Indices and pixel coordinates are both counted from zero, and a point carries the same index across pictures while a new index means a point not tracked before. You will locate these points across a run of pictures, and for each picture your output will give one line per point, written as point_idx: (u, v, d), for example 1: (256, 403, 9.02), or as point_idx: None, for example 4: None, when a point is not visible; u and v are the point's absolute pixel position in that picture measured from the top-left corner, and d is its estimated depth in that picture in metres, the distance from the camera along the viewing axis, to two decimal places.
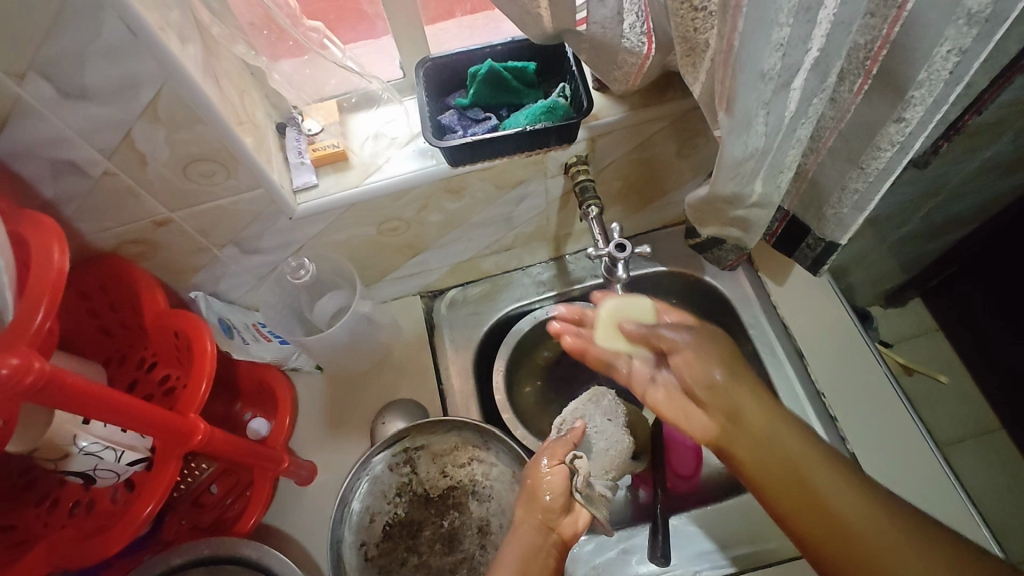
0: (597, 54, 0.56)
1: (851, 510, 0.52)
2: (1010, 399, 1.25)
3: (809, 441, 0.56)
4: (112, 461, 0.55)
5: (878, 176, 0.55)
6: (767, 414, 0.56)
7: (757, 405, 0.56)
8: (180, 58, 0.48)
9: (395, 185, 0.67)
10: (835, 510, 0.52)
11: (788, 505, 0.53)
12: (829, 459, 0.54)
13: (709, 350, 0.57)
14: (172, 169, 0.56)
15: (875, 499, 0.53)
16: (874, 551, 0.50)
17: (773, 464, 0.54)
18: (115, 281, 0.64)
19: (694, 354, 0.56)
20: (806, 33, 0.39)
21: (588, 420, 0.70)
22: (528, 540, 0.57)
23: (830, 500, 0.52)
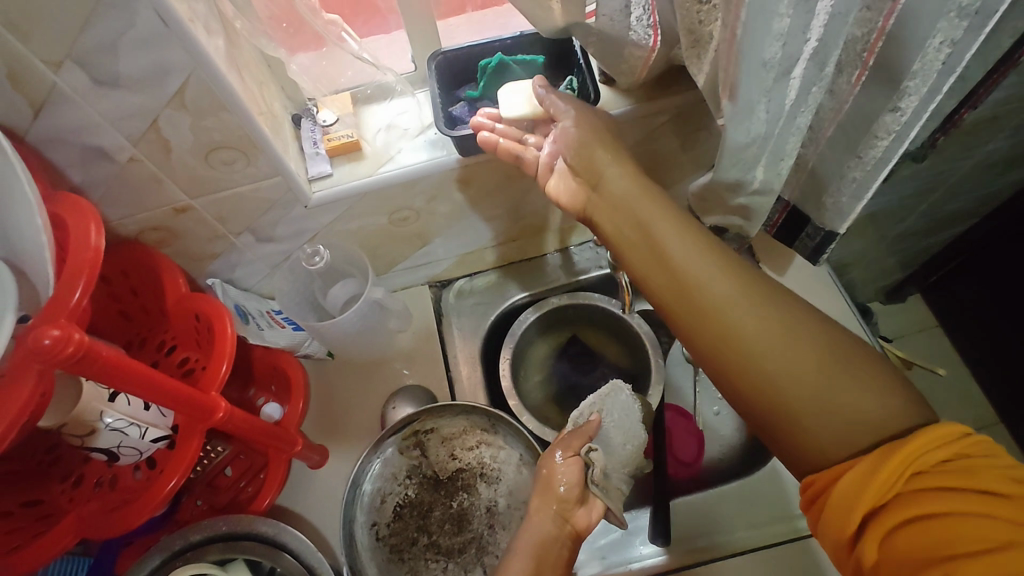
0: (604, 47, 0.58)
1: (810, 372, 0.46)
2: (1008, 392, 1.27)
3: (753, 283, 0.51)
4: (135, 438, 0.57)
5: (875, 165, 0.57)
6: (694, 251, 0.53)
7: (672, 226, 0.55)
8: (207, 49, 0.50)
9: (407, 175, 0.69)
10: (729, 325, 0.50)
11: (680, 318, 0.53)
12: (725, 270, 0.52)
13: (597, 131, 0.61)
14: (195, 156, 0.58)
15: (844, 367, 0.46)
16: (813, 409, 0.45)
17: (664, 278, 0.54)
18: (136, 266, 0.66)
19: (583, 127, 0.61)
20: (805, 23, 0.41)
21: (605, 414, 0.71)
22: (541, 528, 0.59)
23: (766, 349, 0.48)
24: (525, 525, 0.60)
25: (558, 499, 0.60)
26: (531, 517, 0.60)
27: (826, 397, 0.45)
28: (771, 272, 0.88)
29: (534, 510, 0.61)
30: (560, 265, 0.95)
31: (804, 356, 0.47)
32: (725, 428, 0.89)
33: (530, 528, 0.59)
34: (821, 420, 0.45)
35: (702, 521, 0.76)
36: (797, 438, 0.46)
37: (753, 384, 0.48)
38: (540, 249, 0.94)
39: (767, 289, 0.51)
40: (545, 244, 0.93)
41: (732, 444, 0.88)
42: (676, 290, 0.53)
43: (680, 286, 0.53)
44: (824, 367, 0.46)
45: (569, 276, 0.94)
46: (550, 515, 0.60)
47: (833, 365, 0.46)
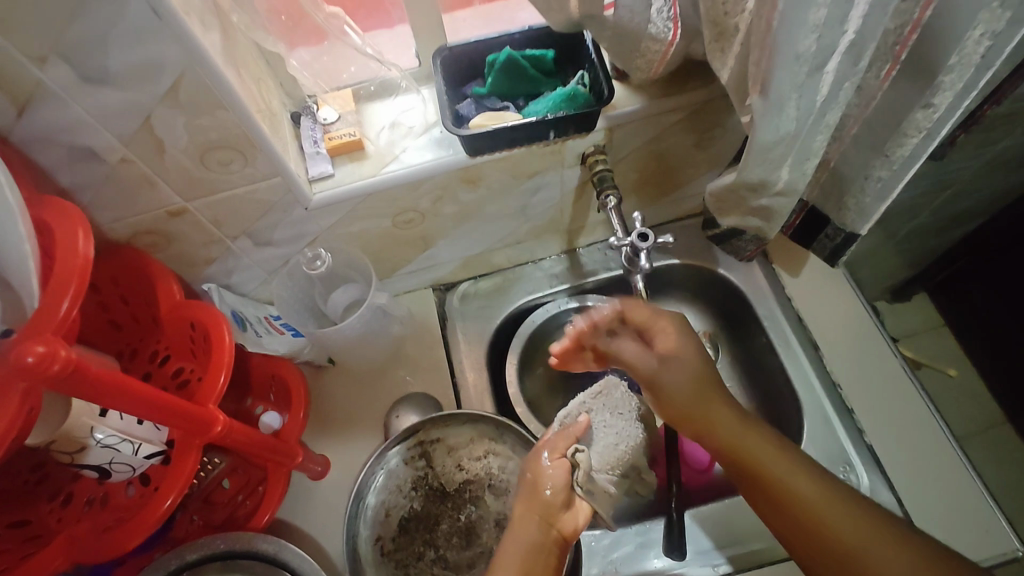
0: (620, 42, 0.55)
1: (847, 528, 0.51)
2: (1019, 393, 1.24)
3: (787, 447, 0.57)
4: (128, 454, 0.54)
5: (903, 164, 0.55)
6: (718, 404, 0.60)
7: (734, 416, 0.59)
8: (202, 43, 0.47)
9: (411, 175, 0.66)
10: (789, 486, 0.54)
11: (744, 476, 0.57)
12: (780, 451, 0.56)
13: (687, 344, 0.64)
14: (190, 157, 0.55)
15: (889, 532, 0.50)
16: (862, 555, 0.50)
17: (728, 447, 0.58)
18: (127, 273, 0.63)
19: (678, 353, 0.63)
20: (844, 13, 0.38)
21: (595, 414, 0.71)
22: (528, 534, 0.55)
23: (815, 500, 0.52)
24: (511, 529, 0.56)
25: (544, 506, 0.57)
26: (516, 521, 0.56)
27: (866, 552, 0.49)
28: (784, 274, 0.86)
29: (520, 514, 0.57)
30: (566, 267, 0.92)
31: (843, 512, 0.51)
32: None
33: (515, 534, 0.56)
34: (852, 558, 0.50)
35: (718, 533, 0.73)
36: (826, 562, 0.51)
37: (791, 510, 0.53)
38: (546, 251, 0.92)
39: (833, 488, 0.53)
40: (551, 246, 0.91)
41: None
42: (726, 457, 0.58)
43: (727, 454, 0.58)
44: (868, 532, 0.50)
45: (576, 278, 0.91)
46: (537, 521, 0.56)
47: (873, 525, 0.50)
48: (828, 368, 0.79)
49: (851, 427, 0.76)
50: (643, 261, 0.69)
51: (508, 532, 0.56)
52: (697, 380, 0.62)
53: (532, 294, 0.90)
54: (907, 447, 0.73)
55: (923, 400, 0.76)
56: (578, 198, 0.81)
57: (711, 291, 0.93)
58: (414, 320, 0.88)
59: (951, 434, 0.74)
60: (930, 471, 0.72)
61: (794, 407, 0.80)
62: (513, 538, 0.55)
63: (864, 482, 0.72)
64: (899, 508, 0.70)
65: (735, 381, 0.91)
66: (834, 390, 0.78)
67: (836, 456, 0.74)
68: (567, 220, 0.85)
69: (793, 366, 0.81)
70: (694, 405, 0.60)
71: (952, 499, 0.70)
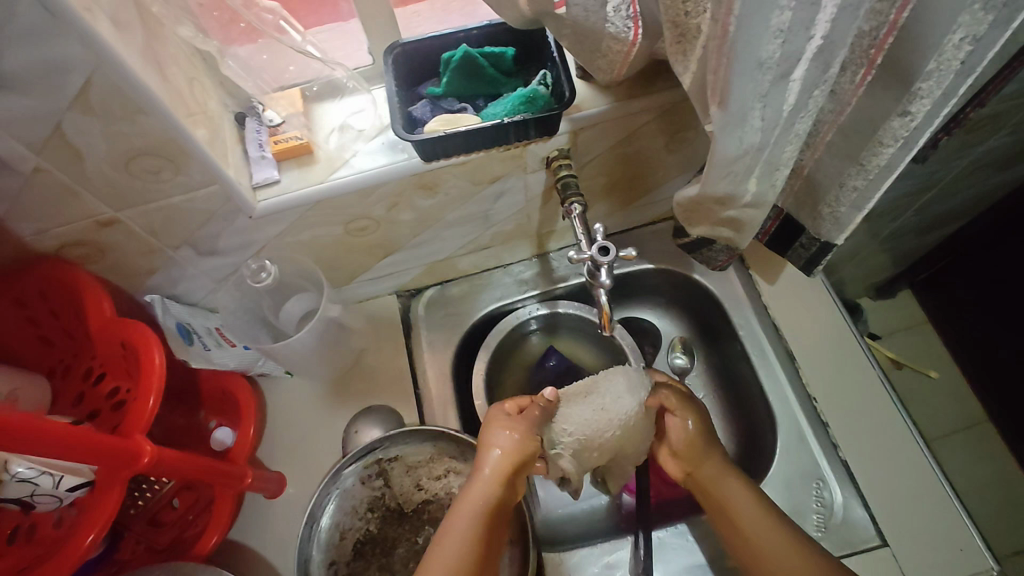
0: (580, 42, 0.51)
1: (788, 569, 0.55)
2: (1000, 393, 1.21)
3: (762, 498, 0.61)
4: (49, 487, 0.50)
5: (879, 174, 0.51)
6: (709, 454, 0.65)
7: (716, 462, 0.65)
8: (112, 42, 0.43)
9: (363, 181, 0.62)
10: (747, 530, 0.59)
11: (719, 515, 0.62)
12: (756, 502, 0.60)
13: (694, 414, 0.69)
14: (113, 165, 0.51)
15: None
16: None
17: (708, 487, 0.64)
18: (53, 287, 0.58)
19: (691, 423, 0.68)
20: (810, 17, 0.35)
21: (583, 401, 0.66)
22: (492, 489, 0.57)
23: (770, 548, 0.57)
24: (477, 480, 0.57)
25: (511, 467, 0.58)
26: (485, 473, 0.57)
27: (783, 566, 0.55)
28: (761, 281, 0.83)
29: (488, 465, 0.58)
30: (537, 272, 0.88)
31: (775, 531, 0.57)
32: None
33: (479, 485, 0.57)
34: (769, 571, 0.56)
35: (689, 553, 0.70)
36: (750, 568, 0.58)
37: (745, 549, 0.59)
38: (515, 255, 0.88)
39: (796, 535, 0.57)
40: (520, 251, 0.87)
41: None
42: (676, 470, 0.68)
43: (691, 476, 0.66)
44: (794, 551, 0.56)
45: (546, 284, 0.87)
46: (500, 474, 0.58)
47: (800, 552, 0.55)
48: (804, 379, 0.76)
49: (826, 441, 0.73)
50: (604, 278, 0.63)
51: (472, 481, 0.57)
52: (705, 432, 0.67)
53: (501, 301, 0.87)
54: (883, 462, 0.71)
55: (900, 413, 0.73)
56: (545, 203, 0.77)
57: (686, 297, 0.90)
58: (377, 329, 0.84)
59: (928, 448, 0.71)
60: (908, 487, 0.69)
61: (768, 419, 0.77)
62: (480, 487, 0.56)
63: (838, 499, 0.70)
64: (873, 526, 0.68)
65: (711, 390, 0.88)
66: (809, 402, 0.75)
67: (809, 471, 0.72)
68: (536, 225, 0.81)
69: (768, 377, 0.78)
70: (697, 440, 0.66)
71: (929, 517, 0.68)
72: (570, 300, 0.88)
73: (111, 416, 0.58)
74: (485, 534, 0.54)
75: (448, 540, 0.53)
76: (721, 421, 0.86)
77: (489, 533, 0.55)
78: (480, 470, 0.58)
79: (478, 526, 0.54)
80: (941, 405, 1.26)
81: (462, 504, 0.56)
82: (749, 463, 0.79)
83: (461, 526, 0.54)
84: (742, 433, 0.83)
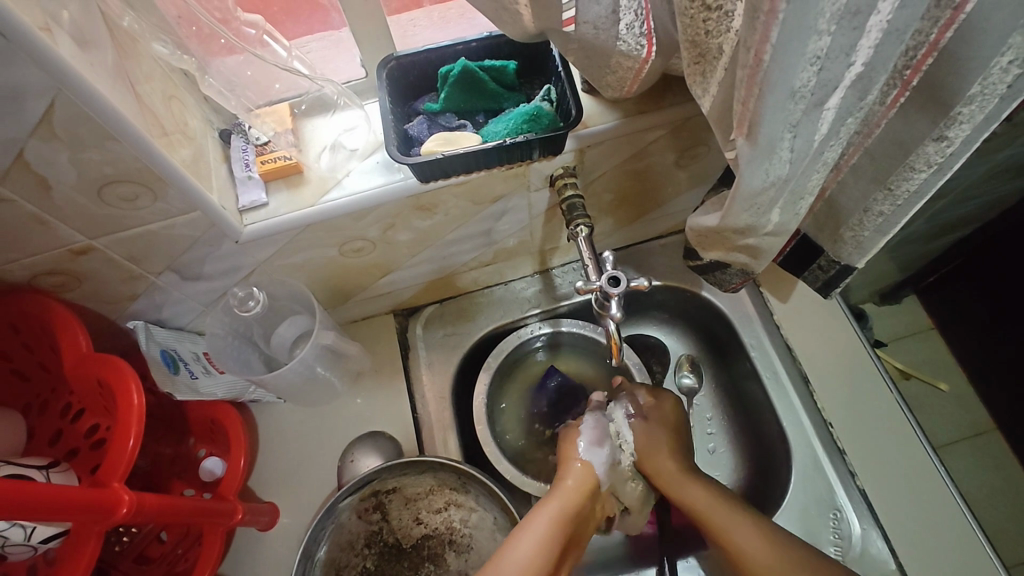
0: (587, 58, 0.47)
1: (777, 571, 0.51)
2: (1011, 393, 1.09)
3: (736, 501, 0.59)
4: (21, 540, 0.47)
5: (909, 200, 0.48)
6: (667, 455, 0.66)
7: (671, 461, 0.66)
8: (73, 63, 0.39)
9: (356, 203, 0.58)
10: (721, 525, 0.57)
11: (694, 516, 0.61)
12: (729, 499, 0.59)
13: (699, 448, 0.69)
14: (85, 192, 0.47)
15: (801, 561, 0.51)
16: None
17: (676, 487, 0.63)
18: (26, 319, 0.55)
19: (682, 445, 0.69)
20: (850, 42, 0.32)
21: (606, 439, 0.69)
22: (577, 496, 0.59)
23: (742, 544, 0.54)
24: (562, 488, 0.60)
25: (592, 485, 0.61)
26: (570, 483, 0.60)
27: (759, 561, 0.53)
28: (773, 299, 0.79)
29: (572, 477, 0.61)
30: (540, 289, 0.85)
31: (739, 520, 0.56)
32: (720, 468, 0.81)
33: (562, 493, 0.59)
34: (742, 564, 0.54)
35: None
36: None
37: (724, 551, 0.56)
38: (517, 272, 0.84)
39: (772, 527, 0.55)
40: (523, 268, 0.83)
41: (730, 486, 0.79)
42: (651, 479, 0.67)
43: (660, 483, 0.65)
44: (762, 542, 0.54)
45: (550, 302, 0.84)
46: (582, 488, 0.60)
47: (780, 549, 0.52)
48: (818, 403, 0.73)
49: (843, 469, 0.69)
50: (615, 310, 0.60)
51: (556, 487, 0.60)
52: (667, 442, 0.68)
53: (502, 320, 0.83)
54: (904, 493, 0.67)
55: (921, 441, 0.69)
56: (549, 220, 0.73)
57: (693, 313, 0.86)
58: (373, 350, 0.80)
59: (951, 478, 0.68)
60: (929, 519, 0.66)
61: (781, 445, 0.74)
62: (562, 491, 0.58)
63: (856, 530, 0.66)
64: (894, 559, 0.64)
65: (719, 409, 0.85)
66: (825, 428, 0.72)
67: (826, 501, 0.69)
68: (539, 241, 0.77)
69: (780, 400, 0.75)
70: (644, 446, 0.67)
71: (953, 552, 0.64)
72: (574, 318, 0.85)
73: (90, 456, 0.54)
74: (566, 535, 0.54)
75: (534, 525, 0.53)
76: (732, 443, 0.82)
77: (554, 562, 0.51)
78: (563, 480, 0.61)
79: (561, 523, 0.55)
80: (945, 413, 1.15)
81: (549, 500, 0.58)
82: (761, 489, 0.76)
83: (546, 517, 0.55)
84: (753, 457, 0.79)
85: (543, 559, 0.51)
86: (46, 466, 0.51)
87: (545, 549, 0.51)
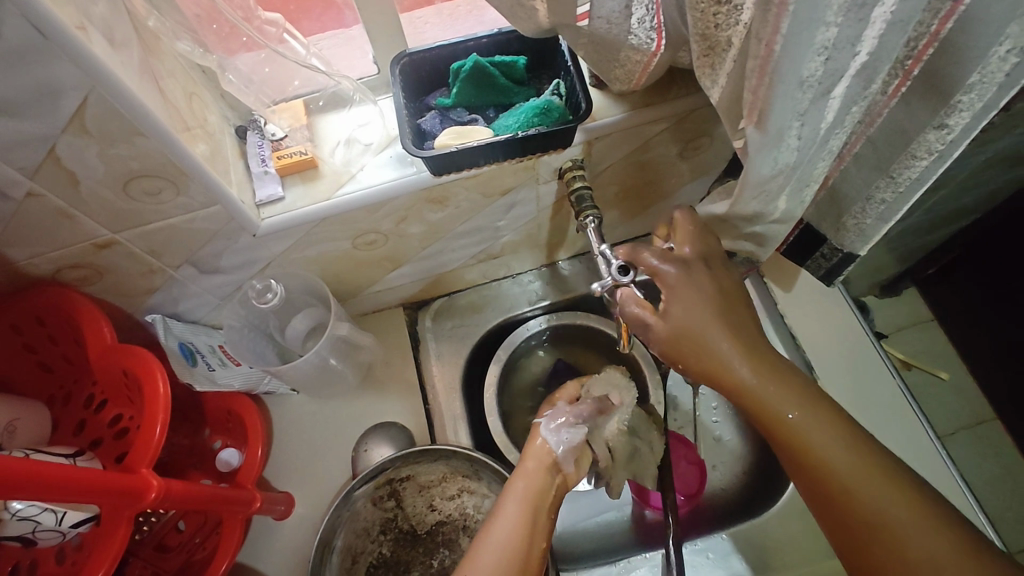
0: (597, 52, 0.49)
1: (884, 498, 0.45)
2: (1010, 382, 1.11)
3: (819, 399, 0.48)
4: (52, 524, 0.48)
5: (909, 186, 0.50)
6: (723, 325, 0.50)
7: (732, 350, 0.49)
8: (106, 61, 0.40)
9: (371, 197, 0.60)
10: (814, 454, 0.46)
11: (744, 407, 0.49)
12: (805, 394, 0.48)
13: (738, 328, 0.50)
14: (111, 187, 0.48)
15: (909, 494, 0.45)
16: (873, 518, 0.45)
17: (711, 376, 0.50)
18: (50, 312, 0.56)
19: None
20: (855, 34, 0.33)
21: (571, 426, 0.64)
22: (539, 476, 0.60)
23: (825, 451, 0.46)
24: (521, 472, 0.60)
25: (552, 461, 0.61)
26: (529, 466, 0.60)
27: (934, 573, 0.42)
28: (776, 288, 0.81)
29: (531, 459, 0.61)
30: (547, 281, 0.86)
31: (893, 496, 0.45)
32: (726, 455, 0.82)
33: (525, 475, 0.60)
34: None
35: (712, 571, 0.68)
36: (852, 557, 0.47)
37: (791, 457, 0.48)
38: (524, 265, 0.86)
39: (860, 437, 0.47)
40: (530, 260, 0.85)
41: (735, 472, 0.81)
42: (761, 420, 0.49)
43: (798, 455, 0.47)
44: (842, 449, 0.46)
45: (556, 294, 0.85)
46: (545, 466, 0.60)
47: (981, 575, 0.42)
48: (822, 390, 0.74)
49: None
50: (621, 300, 0.59)
51: (519, 470, 0.60)
52: (713, 305, 0.50)
53: (510, 312, 0.85)
54: None
55: (925, 430, 0.71)
56: (556, 212, 0.75)
57: None
58: (384, 343, 0.82)
59: (954, 464, 0.70)
60: None
61: None
62: (524, 476, 0.59)
63: None
64: None
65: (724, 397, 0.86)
66: None
67: None
68: (546, 234, 0.79)
69: None
70: (692, 325, 0.50)
71: None
72: (581, 310, 0.86)
73: (115, 445, 0.56)
74: (534, 518, 0.56)
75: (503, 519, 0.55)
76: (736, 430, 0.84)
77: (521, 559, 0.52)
78: (524, 461, 0.61)
79: (527, 507, 0.57)
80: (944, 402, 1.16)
81: (514, 484, 0.59)
82: (769, 474, 0.77)
83: (512, 508, 0.56)
84: (758, 444, 0.80)
85: (515, 549, 0.53)
86: (74, 454, 0.53)
87: (516, 538, 0.54)
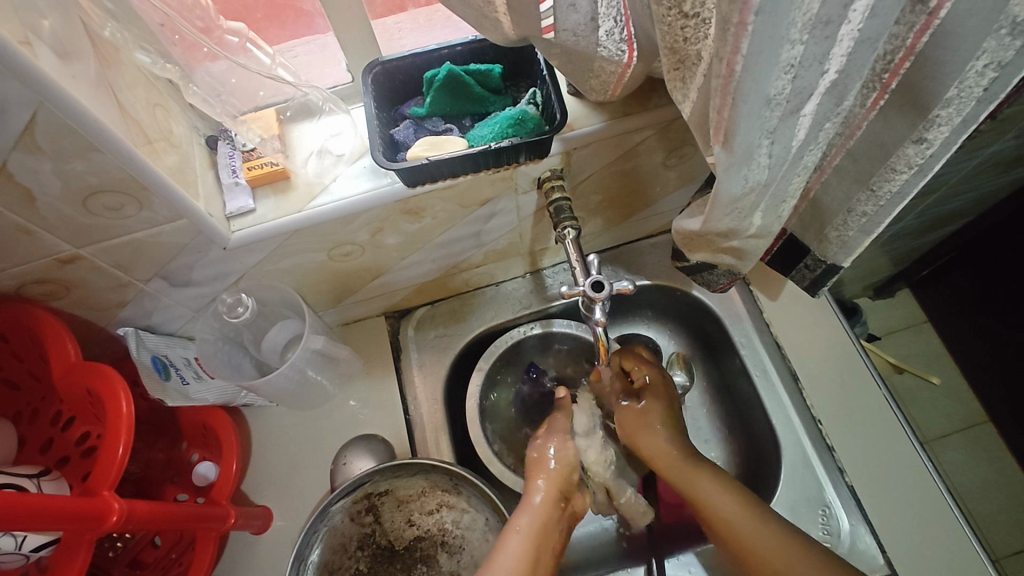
0: (570, 63, 0.47)
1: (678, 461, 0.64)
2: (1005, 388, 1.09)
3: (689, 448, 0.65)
4: (12, 548, 0.47)
5: (891, 200, 0.48)
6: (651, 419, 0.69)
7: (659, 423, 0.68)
8: (53, 75, 0.39)
9: (344, 208, 0.58)
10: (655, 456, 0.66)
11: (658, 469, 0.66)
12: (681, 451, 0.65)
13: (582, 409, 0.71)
14: (70, 203, 0.47)
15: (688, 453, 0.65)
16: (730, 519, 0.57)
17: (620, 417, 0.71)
18: (16, 327, 0.55)
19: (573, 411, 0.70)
20: (822, 50, 0.33)
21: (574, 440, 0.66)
22: (543, 514, 0.59)
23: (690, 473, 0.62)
24: (528, 506, 0.59)
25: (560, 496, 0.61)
26: (534, 504, 0.59)
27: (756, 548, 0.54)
28: (762, 297, 0.80)
29: (539, 494, 0.61)
30: (531, 289, 0.85)
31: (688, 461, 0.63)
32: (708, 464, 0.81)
33: (529, 513, 0.59)
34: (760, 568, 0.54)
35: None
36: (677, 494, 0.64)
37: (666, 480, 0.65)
38: (508, 273, 0.84)
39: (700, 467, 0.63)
40: (513, 268, 0.83)
41: None
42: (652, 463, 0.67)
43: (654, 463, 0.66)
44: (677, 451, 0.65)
45: (541, 303, 0.84)
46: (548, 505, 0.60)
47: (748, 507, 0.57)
48: (808, 401, 0.73)
49: (832, 465, 0.69)
50: (598, 313, 0.60)
51: (524, 509, 0.59)
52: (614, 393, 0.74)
53: (495, 321, 0.83)
54: (895, 489, 0.67)
55: (910, 440, 0.69)
56: (538, 221, 0.74)
57: (683, 311, 0.86)
58: (365, 352, 0.81)
59: (940, 476, 0.67)
60: (919, 515, 0.65)
61: (773, 444, 0.74)
62: (527, 516, 0.58)
63: (845, 526, 0.66)
64: (883, 555, 0.64)
65: (710, 406, 0.85)
66: (814, 426, 0.72)
67: (815, 496, 0.68)
68: (528, 242, 0.78)
69: (770, 398, 0.75)
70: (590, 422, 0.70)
71: (946, 549, 0.64)
72: (565, 318, 0.85)
73: (82, 462, 0.55)
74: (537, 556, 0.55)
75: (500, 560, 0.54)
76: (723, 440, 0.82)
77: None
78: (531, 499, 0.60)
79: (530, 546, 0.56)
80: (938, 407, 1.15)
81: (509, 538, 0.56)
82: (752, 485, 0.76)
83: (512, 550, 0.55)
84: (745, 454, 0.79)
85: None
86: (38, 474, 0.51)
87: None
